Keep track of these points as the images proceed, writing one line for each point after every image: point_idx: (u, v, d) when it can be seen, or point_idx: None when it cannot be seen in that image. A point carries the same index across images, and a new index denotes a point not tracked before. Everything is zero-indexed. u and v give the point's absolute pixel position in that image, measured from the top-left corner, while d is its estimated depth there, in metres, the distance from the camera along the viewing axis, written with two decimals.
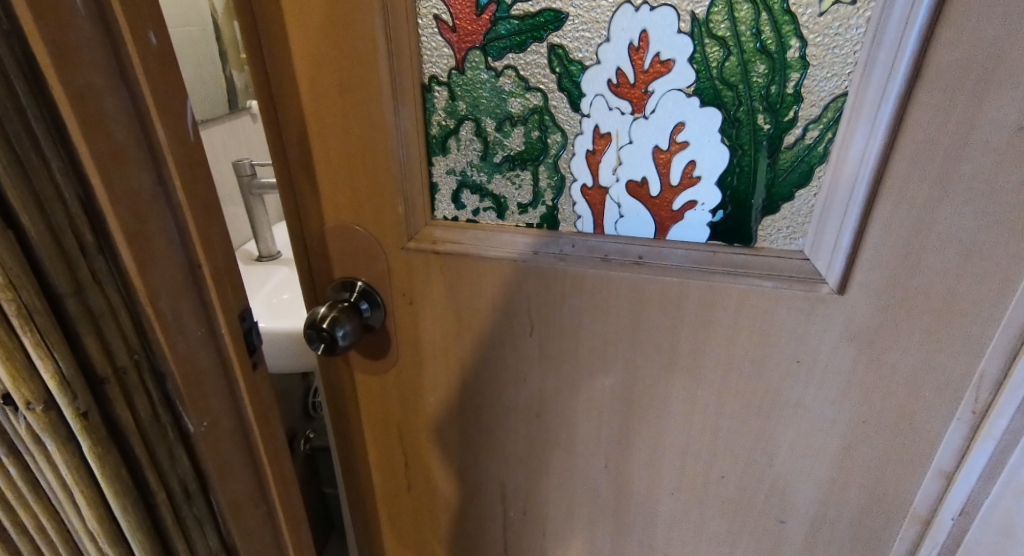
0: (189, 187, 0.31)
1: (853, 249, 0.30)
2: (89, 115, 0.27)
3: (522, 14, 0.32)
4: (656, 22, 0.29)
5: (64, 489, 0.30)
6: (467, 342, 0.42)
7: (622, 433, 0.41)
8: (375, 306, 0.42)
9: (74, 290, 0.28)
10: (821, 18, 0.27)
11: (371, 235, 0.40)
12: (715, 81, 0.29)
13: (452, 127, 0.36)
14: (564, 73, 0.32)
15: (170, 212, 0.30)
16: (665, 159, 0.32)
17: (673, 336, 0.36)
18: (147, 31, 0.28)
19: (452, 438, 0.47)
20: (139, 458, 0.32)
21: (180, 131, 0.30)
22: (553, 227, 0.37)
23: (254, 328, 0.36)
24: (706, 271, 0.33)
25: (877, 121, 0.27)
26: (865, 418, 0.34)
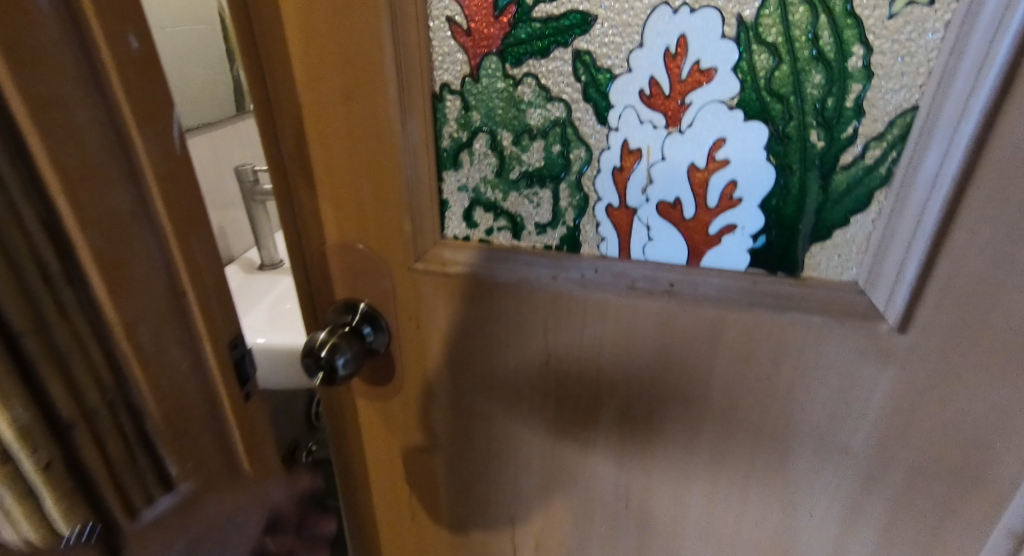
0: (172, 197, 0.29)
1: (919, 282, 0.26)
2: (55, 123, 0.25)
3: (545, 16, 0.28)
4: (697, 26, 0.26)
5: (10, 521, 0.30)
6: (479, 370, 0.39)
7: (646, 470, 0.38)
8: (378, 329, 0.39)
9: (34, 326, 0.29)
10: (890, 22, 0.24)
11: (375, 255, 0.37)
12: (762, 93, 0.26)
13: (464, 140, 0.33)
14: (590, 82, 0.29)
15: (149, 225, 0.29)
16: (701, 178, 0.29)
17: (707, 371, 0.33)
18: (126, 34, 0.26)
19: (461, 471, 0.44)
20: (99, 482, 0.34)
21: (164, 141, 0.28)
22: (574, 250, 0.33)
23: (247, 354, 0.35)
24: (745, 301, 0.30)
25: (953, 138, 0.24)
26: (925, 467, 0.30)
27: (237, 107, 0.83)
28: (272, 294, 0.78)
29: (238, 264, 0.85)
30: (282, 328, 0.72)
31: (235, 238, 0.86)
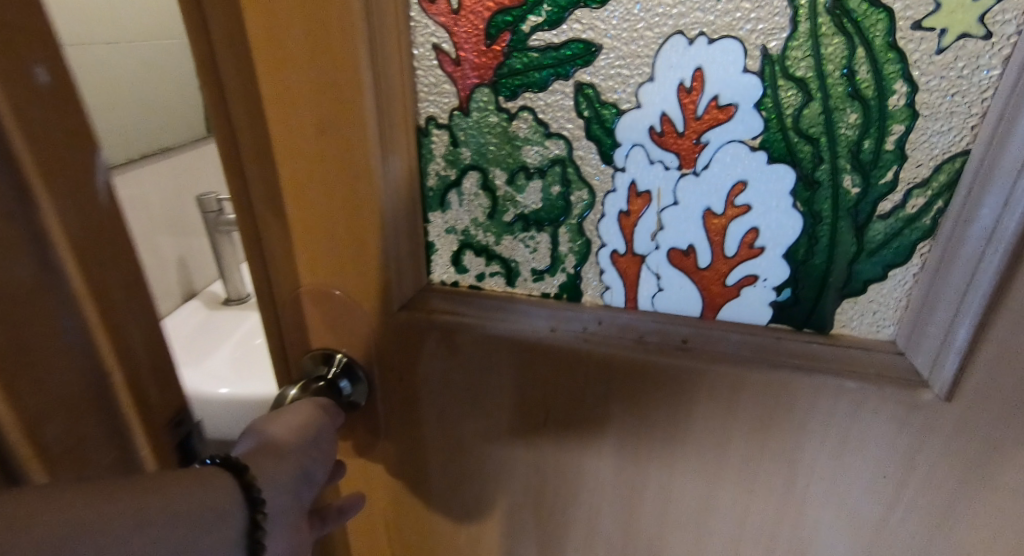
0: (88, 257, 0.28)
1: (970, 348, 0.23)
2: None
3: (543, 45, 0.25)
4: (715, 57, 0.23)
5: None
6: (469, 427, 0.35)
7: (654, 538, 0.35)
8: (356, 382, 0.36)
9: None
10: (939, 57, 0.21)
11: (353, 302, 0.33)
12: (789, 133, 0.23)
13: (453, 178, 0.29)
14: (593, 118, 0.26)
15: (59, 290, 0.27)
16: (718, 225, 0.26)
17: (724, 436, 0.29)
18: (33, 67, 0.24)
19: (450, 532, 0.40)
20: None
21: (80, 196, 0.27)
22: (575, 299, 0.30)
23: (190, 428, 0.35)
24: (769, 361, 0.27)
25: (1013, 192, 0.21)
26: (971, 546, 0.27)
27: (179, 135, 0.78)
28: (237, 334, 0.74)
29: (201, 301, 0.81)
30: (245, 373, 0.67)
31: (199, 267, 0.82)
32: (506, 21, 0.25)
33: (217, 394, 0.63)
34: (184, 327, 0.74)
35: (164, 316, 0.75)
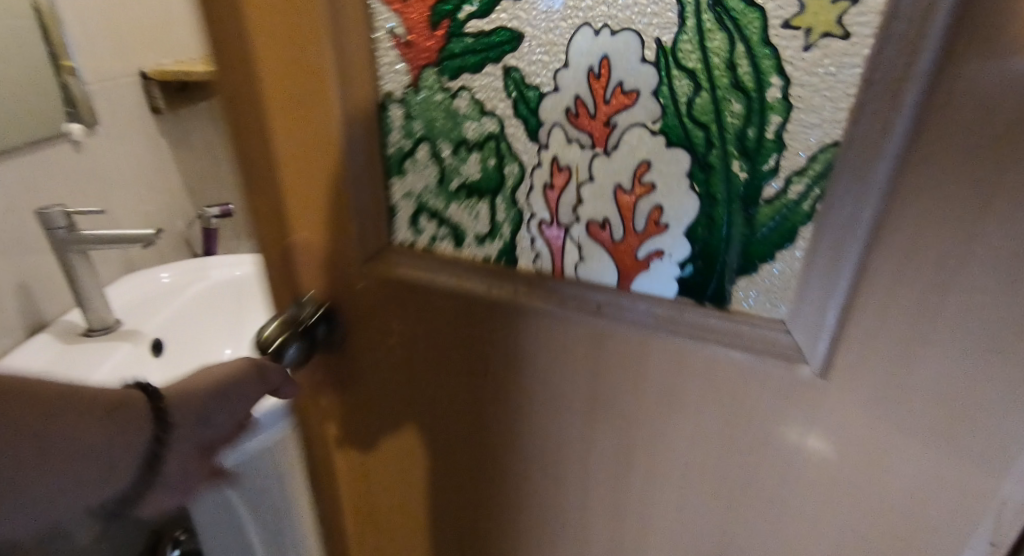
0: None
1: (838, 329, 0.26)
2: None
3: (477, 32, 0.29)
4: (619, 48, 0.26)
5: None
6: (424, 373, 0.39)
7: (583, 488, 0.38)
8: (333, 326, 0.39)
9: None
10: (807, 54, 0.23)
11: (325, 258, 0.37)
12: (684, 119, 0.26)
13: (409, 148, 0.33)
14: (519, 99, 0.29)
15: None
16: (628, 201, 0.29)
17: (636, 397, 0.33)
18: None
19: (417, 470, 0.44)
20: None
21: None
22: (512, 263, 0.33)
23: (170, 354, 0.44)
24: (670, 328, 0.30)
25: (866, 185, 0.23)
26: (855, 524, 0.30)
27: (44, 131, 0.86)
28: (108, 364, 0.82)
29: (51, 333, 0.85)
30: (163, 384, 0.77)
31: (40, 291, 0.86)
32: (446, 8, 0.29)
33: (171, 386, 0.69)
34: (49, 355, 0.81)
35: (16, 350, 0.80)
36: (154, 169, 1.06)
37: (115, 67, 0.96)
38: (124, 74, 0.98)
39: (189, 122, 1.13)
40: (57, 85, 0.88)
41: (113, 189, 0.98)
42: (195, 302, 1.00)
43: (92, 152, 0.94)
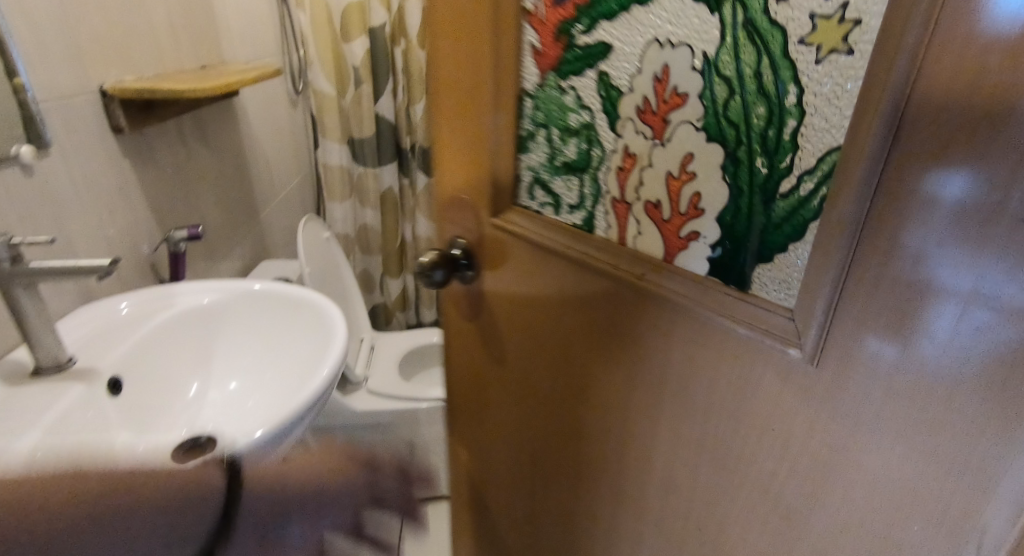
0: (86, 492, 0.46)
1: (836, 298, 0.45)
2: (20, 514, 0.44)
3: (585, 44, 0.57)
4: (676, 58, 0.51)
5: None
6: (531, 290, 0.69)
7: (640, 382, 0.62)
8: (469, 262, 0.74)
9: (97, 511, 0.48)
10: (819, 66, 0.43)
11: (474, 203, 0.71)
12: (720, 120, 0.50)
13: (533, 132, 0.64)
14: (607, 94, 0.56)
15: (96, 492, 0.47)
16: (677, 184, 0.54)
17: (675, 325, 0.56)
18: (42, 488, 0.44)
19: (524, 360, 0.76)
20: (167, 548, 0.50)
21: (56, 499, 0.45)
22: (591, 225, 0.62)
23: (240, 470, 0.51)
24: (704, 306, 0.53)
25: (866, 179, 0.40)
26: (888, 392, 0.44)
27: None
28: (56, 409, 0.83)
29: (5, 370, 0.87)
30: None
31: None
32: (568, 30, 0.57)
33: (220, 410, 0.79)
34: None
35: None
36: (108, 190, 1.07)
37: (70, 83, 0.98)
38: (78, 93, 1.00)
39: (153, 138, 1.21)
40: (12, 97, 0.87)
41: (66, 217, 0.97)
42: (161, 332, 1.05)
43: (42, 175, 0.92)
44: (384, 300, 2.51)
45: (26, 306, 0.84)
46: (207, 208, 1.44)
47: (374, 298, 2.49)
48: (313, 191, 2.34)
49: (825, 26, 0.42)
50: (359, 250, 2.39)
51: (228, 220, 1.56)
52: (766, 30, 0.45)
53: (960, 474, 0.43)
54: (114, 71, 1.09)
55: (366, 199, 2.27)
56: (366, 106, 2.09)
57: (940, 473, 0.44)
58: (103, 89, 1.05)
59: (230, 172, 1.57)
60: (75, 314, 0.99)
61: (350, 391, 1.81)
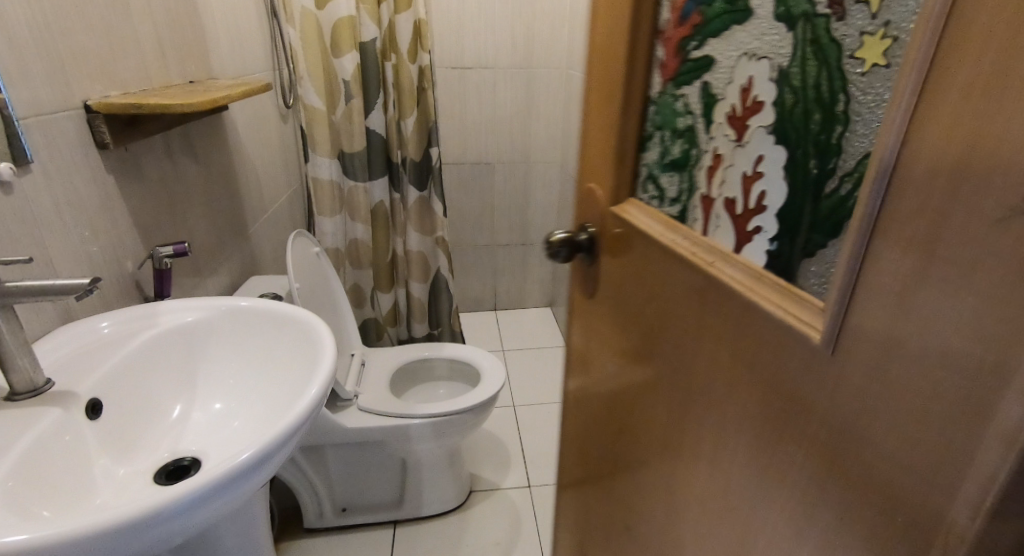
0: None
1: (853, 287, 0.50)
2: None
3: (695, 58, 0.71)
4: (756, 71, 0.64)
5: None
6: (626, 271, 0.84)
7: (693, 366, 0.71)
8: (593, 240, 0.92)
9: None
10: (864, 78, 0.52)
11: (598, 193, 0.89)
12: (786, 124, 0.61)
13: (648, 134, 0.80)
14: (708, 99, 0.71)
15: None
16: (751, 181, 0.66)
17: (723, 313, 0.65)
18: None
19: (614, 331, 0.90)
20: None
21: None
22: (682, 214, 0.76)
23: None
24: (754, 276, 0.62)
25: (877, 182, 0.46)
26: (882, 386, 0.49)
27: None
28: (24, 439, 0.78)
29: None
30: (41, 505, 0.76)
31: None
32: (684, 47, 0.72)
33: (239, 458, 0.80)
34: None
35: None
36: (92, 207, 1.05)
37: (51, 100, 0.96)
38: (60, 109, 0.98)
39: (139, 154, 1.19)
40: None
41: (47, 235, 0.95)
42: (139, 352, 1.02)
43: (21, 195, 0.90)
44: (376, 316, 2.46)
45: (2, 329, 0.81)
46: (194, 224, 1.42)
47: (365, 313, 2.44)
48: (301, 206, 2.31)
49: (871, 42, 0.51)
50: (349, 264, 2.34)
51: (215, 236, 1.54)
52: (827, 44, 0.56)
53: (943, 479, 0.45)
54: (99, 87, 1.08)
55: (357, 214, 2.24)
56: (358, 121, 2.09)
57: (921, 472, 0.47)
58: (88, 104, 1.03)
59: (219, 187, 1.56)
60: (51, 336, 0.96)
61: (340, 408, 1.78)
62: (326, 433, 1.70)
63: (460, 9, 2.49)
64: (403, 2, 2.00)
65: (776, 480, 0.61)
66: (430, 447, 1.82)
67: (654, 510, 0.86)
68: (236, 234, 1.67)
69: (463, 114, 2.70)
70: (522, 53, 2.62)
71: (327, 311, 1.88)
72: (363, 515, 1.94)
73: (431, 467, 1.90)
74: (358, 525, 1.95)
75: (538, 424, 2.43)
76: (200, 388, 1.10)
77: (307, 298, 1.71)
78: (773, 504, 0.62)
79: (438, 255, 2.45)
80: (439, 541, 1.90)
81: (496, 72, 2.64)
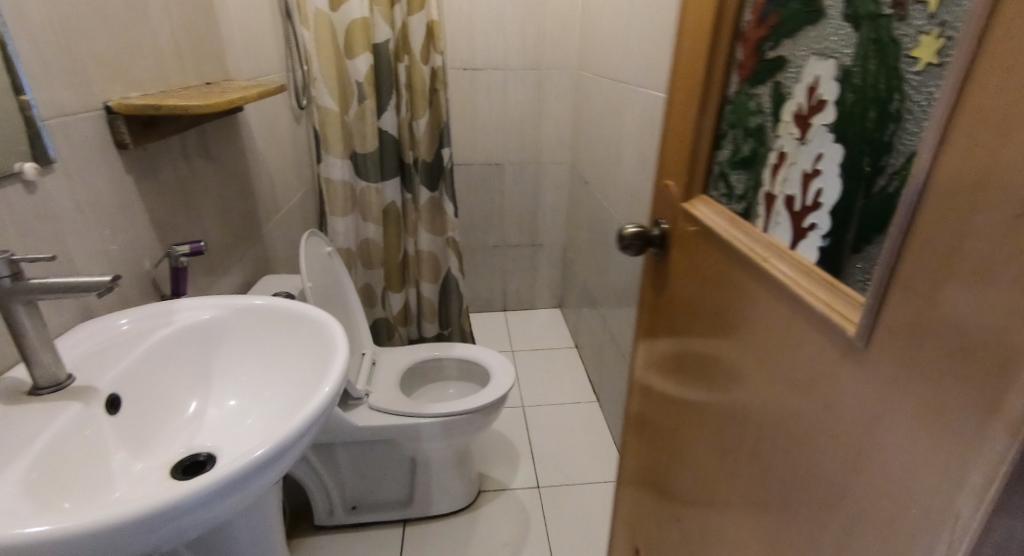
0: None
1: (889, 277, 0.54)
2: None
3: (772, 57, 0.79)
4: (822, 71, 0.70)
5: None
6: (695, 265, 0.89)
7: (746, 358, 0.75)
8: (663, 237, 1.00)
9: None
10: (918, 77, 0.58)
11: (673, 191, 0.96)
12: (844, 122, 0.67)
13: (723, 132, 0.87)
14: (777, 99, 0.78)
15: None
16: (808, 177, 0.73)
17: (775, 308, 0.69)
18: None
19: (680, 324, 0.95)
20: None
21: None
22: (748, 210, 0.83)
23: None
24: (801, 269, 0.67)
25: (916, 177, 0.50)
26: (908, 378, 0.52)
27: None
28: (45, 434, 0.80)
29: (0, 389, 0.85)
30: (62, 497, 0.78)
31: None
32: (762, 49, 0.80)
33: (255, 454, 0.81)
34: None
35: None
36: (112, 206, 1.07)
37: (74, 101, 0.99)
38: (82, 110, 1.00)
39: (156, 155, 1.21)
40: (17, 114, 0.87)
41: (69, 233, 0.97)
42: (156, 352, 1.04)
43: (44, 194, 0.92)
44: (387, 316, 2.48)
45: (25, 322, 0.83)
46: (209, 224, 1.44)
47: (376, 313, 2.46)
48: (313, 207, 2.33)
49: (926, 41, 0.57)
50: (361, 264, 2.35)
51: (229, 236, 1.56)
52: (888, 44, 0.62)
53: (957, 469, 0.48)
54: (120, 89, 1.10)
55: (369, 214, 2.26)
56: (370, 122, 2.11)
57: (938, 463, 0.49)
58: (109, 105, 1.06)
59: (233, 187, 1.58)
60: (73, 332, 0.98)
61: (351, 407, 1.79)
62: (337, 431, 1.72)
63: (471, 11, 2.50)
64: (415, 3, 2.01)
65: (810, 470, 0.65)
66: (439, 446, 1.83)
67: (704, 501, 0.90)
68: (249, 234, 1.69)
69: (473, 115, 2.71)
70: (533, 54, 2.63)
71: (338, 310, 1.89)
72: (371, 514, 1.95)
73: (440, 466, 1.91)
74: (368, 523, 1.96)
75: (547, 425, 2.43)
76: (215, 383, 1.12)
77: (319, 297, 1.73)
78: (803, 493, 0.66)
79: (449, 256, 2.47)
80: (448, 540, 1.91)
81: (507, 73, 2.65)
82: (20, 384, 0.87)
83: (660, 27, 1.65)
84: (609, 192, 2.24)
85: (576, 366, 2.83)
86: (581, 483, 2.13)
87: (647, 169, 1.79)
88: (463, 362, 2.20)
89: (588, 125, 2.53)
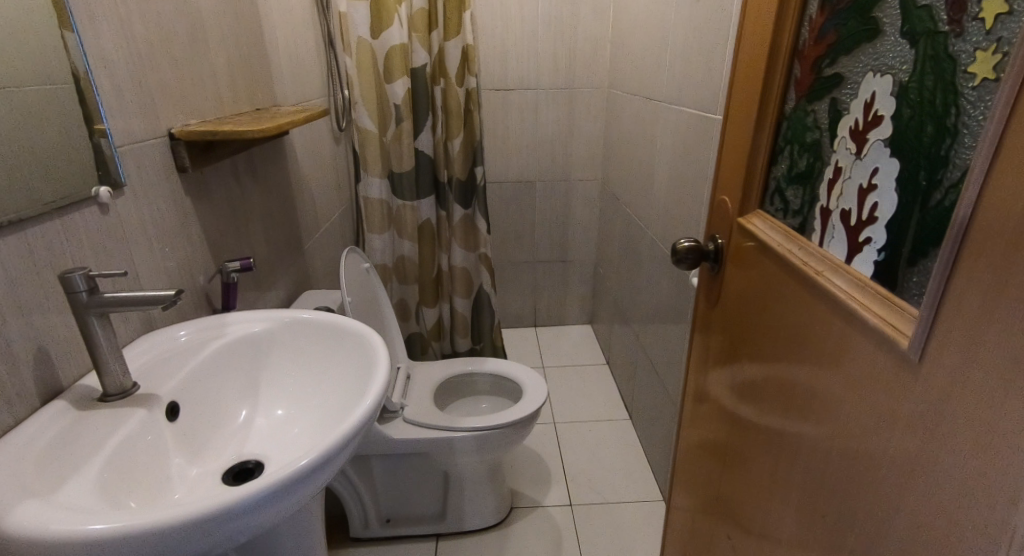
0: None
1: (941, 288, 0.55)
2: None
3: (829, 74, 0.81)
4: (880, 87, 0.72)
5: None
6: (748, 281, 0.91)
7: (799, 373, 0.77)
8: (716, 252, 1.03)
9: None
10: (975, 92, 0.59)
11: (729, 207, 0.99)
12: (901, 137, 0.68)
13: (779, 147, 0.90)
14: (834, 116, 0.80)
15: None
16: (864, 191, 0.74)
17: (828, 322, 0.71)
18: None
19: (733, 339, 0.97)
20: None
21: None
22: (803, 225, 0.85)
23: None
24: (858, 282, 0.68)
25: (970, 187, 0.51)
26: (961, 392, 0.53)
27: (75, 192, 0.90)
28: (112, 440, 0.86)
29: (73, 395, 0.91)
30: (127, 497, 0.84)
31: (64, 369, 0.92)
32: (819, 66, 0.82)
33: (300, 464, 0.84)
34: (46, 431, 0.82)
35: (28, 418, 0.83)
36: (173, 226, 1.14)
37: (142, 128, 1.06)
38: (149, 137, 1.07)
39: (210, 176, 1.28)
40: (87, 141, 0.95)
41: (136, 252, 1.04)
42: (211, 360, 1.09)
43: (116, 215, 0.99)
44: (421, 330, 2.53)
45: (99, 334, 0.89)
46: (256, 241, 1.51)
47: (410, 328, 2.51)
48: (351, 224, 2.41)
49: (982, 57, 0.58)
50: (396, 280, 2.42)
51: (275, 253, 1.63)
52: (945, 59, 0.63)
53: (1010, 483, 0.49)
54: (182, 116, 1.17)
55: (404, 231, 2.32)
56: (407, 143, 2.18)
57: (991, 478, 0.50)
58: (172, 132, 1.13)
59: (278, 207, 1.65)
60: (137, 343, 1.04)
61: (387, 420, 1.83)
62: (373, 443, 1.76)
63: (505, 35, 2.57)
64: (452, 29, 2.08)
65: (864, 486, 0.65)
66: (473, 461, 1.85)
67: (756, 519, 0.90)
68: (292, 251, 1.76)
69: (505, 135, 2.77)
70: (564, 75, 2.68)
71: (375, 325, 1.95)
72: (406, 527, 1.98)
73: (474, 480, 1.93)
74: (403, 537, 1.99)
75: (578, 442, 2.43)
76: (263, 395, 1.16)
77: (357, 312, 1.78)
78: (858, 510, 0.66)
79: (482, 272, 2.51)
80: None
81: (539, 93, 2.70)
82: (88, 390, 0.93)
83: (692, 47, 1.67)
84: (640, 210, 2.25)
85: (606, 383, 2.82)
86: (615, 501, 2.12)
87: (678, 187, 1.81)
88: (496, 377, 2.22)
89: (619, 143, 2.55)
